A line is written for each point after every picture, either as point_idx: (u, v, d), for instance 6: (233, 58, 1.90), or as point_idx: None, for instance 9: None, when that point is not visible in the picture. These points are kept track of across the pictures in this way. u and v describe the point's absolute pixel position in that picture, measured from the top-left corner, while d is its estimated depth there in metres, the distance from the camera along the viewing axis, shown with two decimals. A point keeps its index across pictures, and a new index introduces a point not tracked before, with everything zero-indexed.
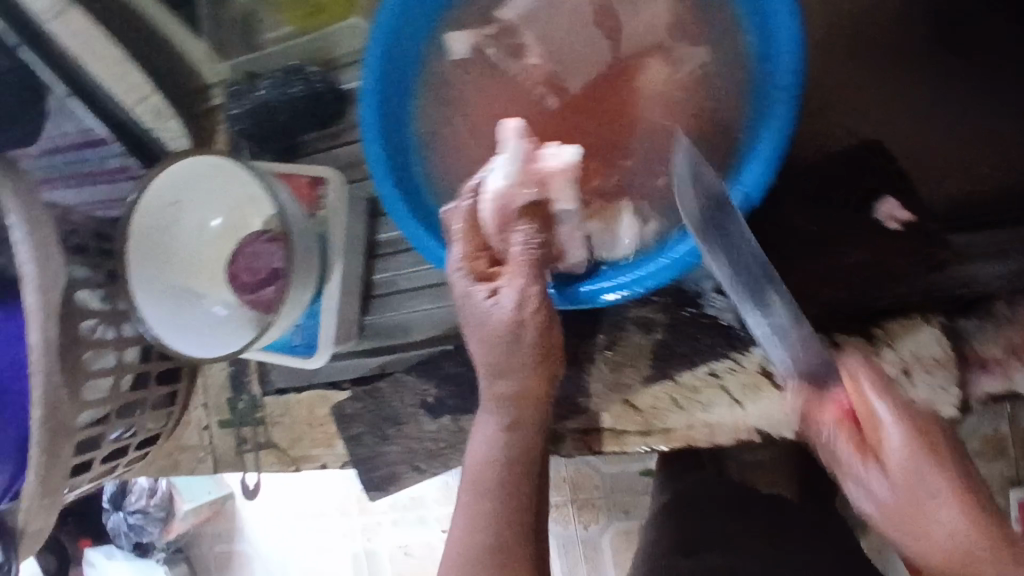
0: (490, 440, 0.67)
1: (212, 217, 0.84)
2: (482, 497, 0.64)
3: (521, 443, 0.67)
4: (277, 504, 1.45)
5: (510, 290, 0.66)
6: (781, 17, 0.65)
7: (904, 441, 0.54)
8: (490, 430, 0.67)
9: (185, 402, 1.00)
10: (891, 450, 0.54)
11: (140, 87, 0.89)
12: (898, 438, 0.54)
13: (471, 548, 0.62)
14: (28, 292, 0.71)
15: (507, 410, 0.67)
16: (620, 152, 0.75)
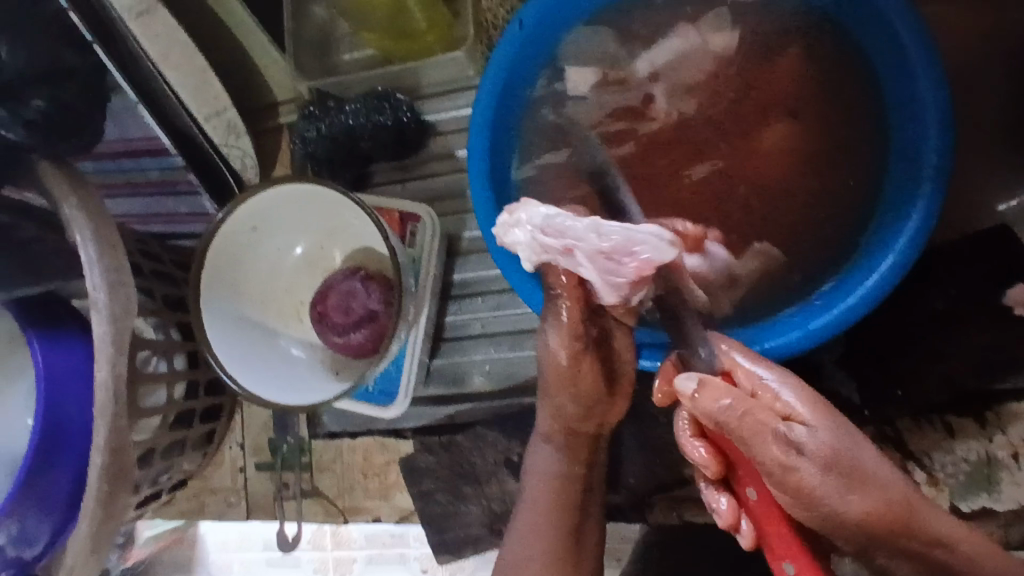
0: (549, 463, 0.68)
1: (293, 245, 0.78)
2: (541, 510, 0.67)
3: (577, 458, 0.69)
4: None
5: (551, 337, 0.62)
6: (929, 93, 0.62)
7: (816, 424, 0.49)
8: (547, 453, 0.69)
9: (221, 441, 0.91)
10: (815, 439, 0.48)
11: (217, 103, 0.85)
12: (820, 426, 0.49)
13: (532, 558, 0.65)
14: (97, 322, 0.62)
15: (564, 445, 0.68)
16: (738, 216, 0.74)
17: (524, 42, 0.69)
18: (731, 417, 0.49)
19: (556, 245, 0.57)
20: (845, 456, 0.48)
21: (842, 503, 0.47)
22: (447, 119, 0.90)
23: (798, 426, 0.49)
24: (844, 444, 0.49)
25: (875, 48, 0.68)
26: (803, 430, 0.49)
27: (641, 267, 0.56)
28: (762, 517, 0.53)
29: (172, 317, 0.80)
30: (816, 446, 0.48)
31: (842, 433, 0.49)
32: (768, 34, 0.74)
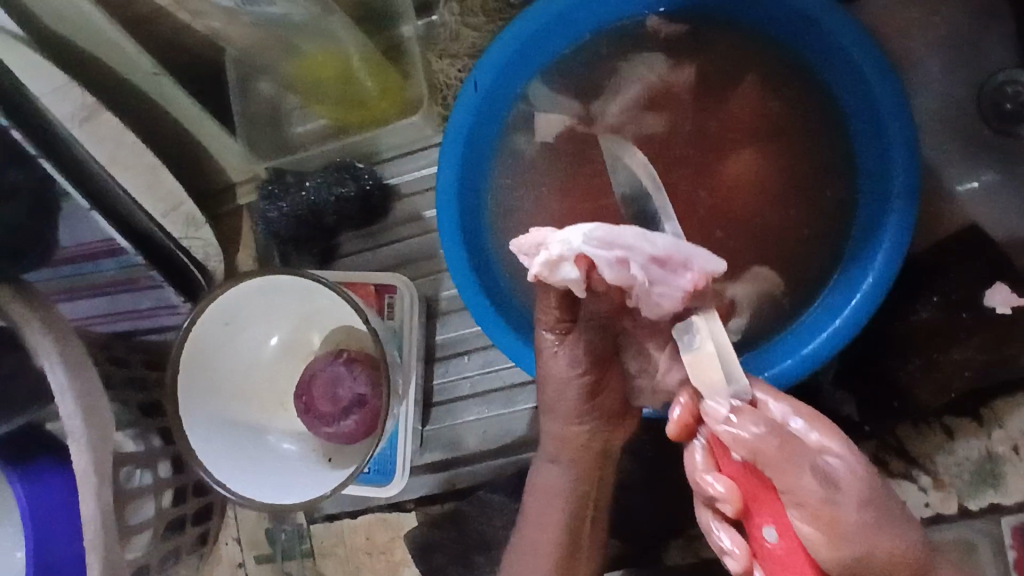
0: (557, 476, 0.66)
1: (269, 336, 0.76)
2: (547, 528, 0.66)
3: (583, 477, 0.66)
4: None
5: (563, 359, 0.62)
6: (887, 114, 0.64)
7: (851, 464, 0.43)
8: (555, 468, 0.66)
9: (215, 541, 0.87)
10: (847, 472, 0.43)
11: (174, 198, 0.82)
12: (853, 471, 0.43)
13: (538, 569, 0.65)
14: (76, 453, 0.59)
15: (569, 461, 0.66)
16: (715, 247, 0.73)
17: (478, 111, 0.73)
18: (764, 451, 0.43)
19: (609, 260, 0.51)
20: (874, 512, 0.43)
21: (872, 542, 0.43)
22: (408, 181, 0.89)
23: (839, 457, 0.44)
24: (877, 492, 0.44)
25: (828, 73, 0.70)
26: (843, 461, 0.44)
27: (699, 278, 0.52)
28: (778, 564, 0.45)
29: (150, 423, 0.78)
30: (847, 482, 0.43)
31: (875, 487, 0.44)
32: (712, 67, 0.75)
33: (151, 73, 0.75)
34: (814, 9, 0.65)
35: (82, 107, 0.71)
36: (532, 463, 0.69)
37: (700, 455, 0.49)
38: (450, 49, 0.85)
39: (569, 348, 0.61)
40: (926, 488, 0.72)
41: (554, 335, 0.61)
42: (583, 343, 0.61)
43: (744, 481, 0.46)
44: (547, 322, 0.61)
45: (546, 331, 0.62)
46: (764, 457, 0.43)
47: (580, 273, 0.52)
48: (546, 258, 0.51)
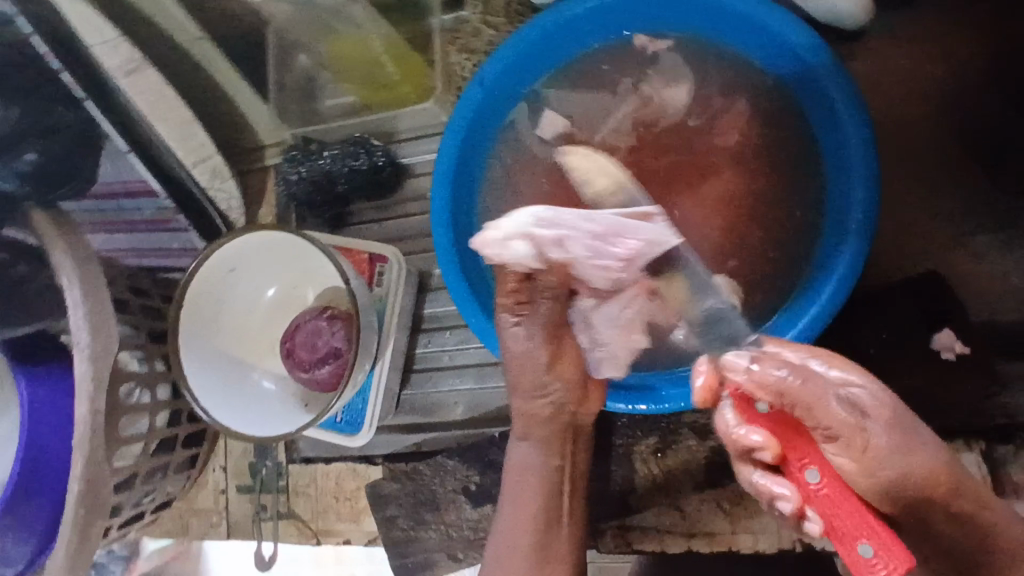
0: (535, 457, 0.73)
1: (266, 287, 0.84)
2: (523, 505, 0.71)
3: (558, 459, 0.73)
4: None
5: (523, 334, 0.70)
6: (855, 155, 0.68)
7: (868, 381, 0.46)
8: (536, 453, 0.73)
9: (203, 464, 0.96)
10: (867, 393, 0.46)
11: (202, 149, 0.92)
12: (875, 391, 0.46)
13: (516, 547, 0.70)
14: (79, 360, 0.69)
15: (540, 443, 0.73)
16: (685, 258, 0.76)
17: (482, 105, 0.79)
18: (785, 383, 0.46)
19: (552, 242, 0.64)
20: (900, 440, 0.46)
21: (903, 465, 0.46)
22: (421, 162, 0.94)
23: (856, 377, 0.46)
24: (899, 412, 0.47)
25: (812, 110, 0.74)
26: (859, 388, 0.46)
27: (634, 247, 0.65)
28: (827, 499, 0.45)
29: (157, 349, 0.86)
30: (873, 406, 0.46)
31: (904, 415, 0.47)
32: (705, 92, 0.80)
33: (195, 38, 0.88)
34: (804, 46, 0.71)
35: (127, 60, 0.81)
36: (510, 443, 0.76)
37: (738, 424, 0.50)
38: (471, 44, 0.90)
39: (528, 322, 0.70)
40: None
41: (513, 312, 0.69)
42: (539, 319, 0.70)
43: (777, 431, 0.48)
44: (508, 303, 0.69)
45: (505, 313, 0.69)
46: (790, 387, 0.46)
47: (528, 251, 0.64)
48: (498, 238, 0.64)
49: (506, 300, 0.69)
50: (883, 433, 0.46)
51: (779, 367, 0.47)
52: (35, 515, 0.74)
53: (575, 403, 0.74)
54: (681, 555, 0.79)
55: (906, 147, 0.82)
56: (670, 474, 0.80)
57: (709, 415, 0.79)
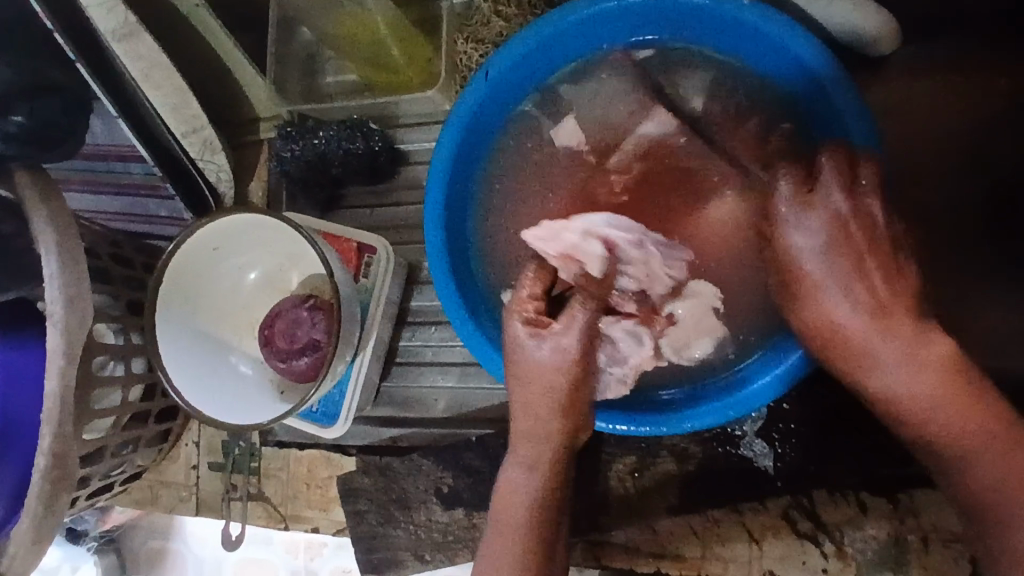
0: (527, 475, 0.68)
1: (249, 269, 0.82)
2: (507, 531, 0.67)
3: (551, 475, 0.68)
4: None
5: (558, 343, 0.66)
6: (868, 186, 0.67)
7: (823, 241, 0.56)
8: (530, 465, 0.68)
9: (177, 438, 0.95)
10: (801, 239, 0.57)
11: (195, 120, 0.89)
12: (828, 250, 0.56)
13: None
14: (50, 332, 0.65)
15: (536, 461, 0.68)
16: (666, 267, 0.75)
17: (485, 99, 0.76)
18: (798, 229, 0.57)
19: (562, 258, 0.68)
20: (816, 254, 0.57)
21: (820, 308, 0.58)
22: (420, 149, 0.92)
23: (796, 221, 0.57)
24: (808, 255, 0.57)
25: (828, 144, 0.72)
26: (799, 226, 0.57)
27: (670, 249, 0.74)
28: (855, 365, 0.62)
29: (133, 322, 0.83)
30: (804, 240, 0.57)
31: (823, 262, 0.57)
32: (717, 109, 0.77)
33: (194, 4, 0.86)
34: (825, 72, 0.69)
35: (123, 23, 0.81)
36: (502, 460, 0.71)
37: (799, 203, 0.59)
38: (478, 35, 0.87)
39: (554, 335, 0.66)
40: (827, 556, 0.75)
41: (524, 325, 0.66)
42: (569, 331, 0.65)
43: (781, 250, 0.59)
44: (522, 313, 0.67)
45: (513, 316, 0.67)
46: (794, 237, 0.57)
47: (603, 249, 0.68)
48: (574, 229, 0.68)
49: (518, 310, 0.67)
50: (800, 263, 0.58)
51: (797, 226, 0.57)
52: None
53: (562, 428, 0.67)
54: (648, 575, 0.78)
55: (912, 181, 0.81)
56: (648, 495, 0.78)
57: (690, 440, 0.79)
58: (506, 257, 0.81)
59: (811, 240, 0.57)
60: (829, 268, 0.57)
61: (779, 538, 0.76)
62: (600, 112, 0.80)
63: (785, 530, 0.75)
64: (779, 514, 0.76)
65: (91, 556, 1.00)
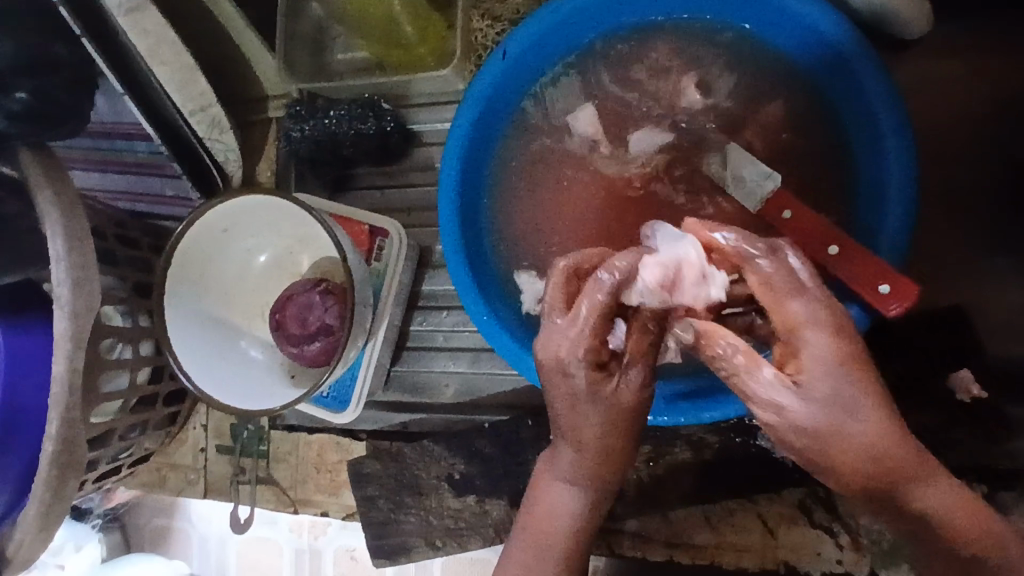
0: (569, 494, 0.60)
1: (259, 252, 0.81)
2: (540, 541, 0.60)
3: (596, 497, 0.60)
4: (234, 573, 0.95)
5: (636, 373, 0.55)
6: (895, 172, 0.65)
7: (840, 379, 0.48)
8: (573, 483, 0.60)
9: (185, 421, 0.95)
10: (820, 362, 0.48)
11: (202, 98, 0.86)
12: (852, 379, 0.48)
13: None
14: (57, 316, 0.64)
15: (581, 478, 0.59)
16: None
17: (502, 78, 0.74)
18: (816, 369, 0.48)
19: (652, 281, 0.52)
20: (839, 407, 0.48)
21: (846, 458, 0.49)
22: (433, 130, 0.90)
23: (814, 347, 0.48)
24: (836, 395, 0.48)
25: (854, 131, 0.70)
26: (817, 348, 0.48)
27: None
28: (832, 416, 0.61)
29: (141, 304, 0.82)
30: (822, 367, 0.48)
31: (835, 409, 0.48)
32: (740, 92, 0.75)
33: None
34: (854, 53, 0.66)
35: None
36: (540, 462, 0.62)
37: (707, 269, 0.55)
38: (494, 12, 0.87)
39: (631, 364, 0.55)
40: (842, 547, 0.74)
41: (590, 373, 0.54)
42: (637, 345, 0.55)
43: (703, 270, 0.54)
44: (592, 353, 0.54)
45: (575, 367, 0.54)
46: (808, 373, 0.48)
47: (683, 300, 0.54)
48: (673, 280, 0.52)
49: (552, 293, 0.56)
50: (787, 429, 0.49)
51: (812, 341, 0.48)
52: (6, 470, 0.71)
53: (621, 450, 0.57)
54: (661, 564, 0.78)
55: (936, 169, 0.79)
56: (663, 486, 0.77)
57: (708, 430, 0.77)
58: (519, 242, 0.80)
59: (820, 386, 0.48)
60: (858, 407, 0.48)
61: (794, 529, 0.75)
62: (619, 94, 0.78)
63: (800, 520, 0.75)
64: (794, 504, 0.76)
65: (96, 534, 0.96)
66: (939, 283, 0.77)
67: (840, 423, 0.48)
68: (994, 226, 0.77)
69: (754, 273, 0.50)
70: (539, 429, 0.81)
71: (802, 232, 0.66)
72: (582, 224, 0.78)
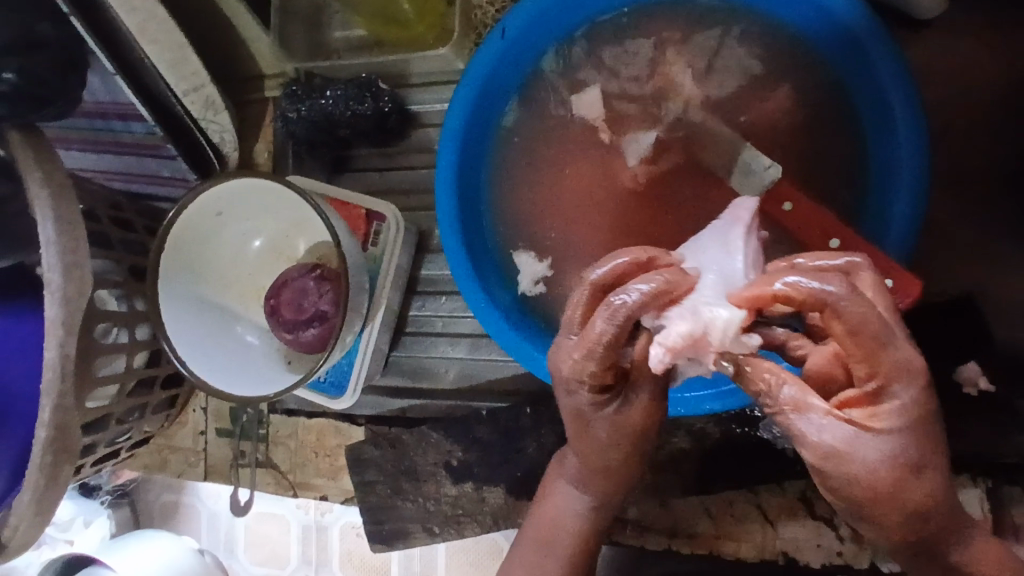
0: (574, 505, 0.63)
1: (253, 236, 0.80)
2: (548, 547, 0.63)
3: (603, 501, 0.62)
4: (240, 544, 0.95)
5: (642, 395, 0.54)
6: (907, 157, 0.63)
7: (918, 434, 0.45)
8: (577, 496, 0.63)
9: (184, 404, 0.94)
10: (901, 414, 0.44)
11: (195, 78, 0.84)
12: (921, 434, 0.45)
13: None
14: (48, 302, 0.60)
15: (587, 488, 0.62)
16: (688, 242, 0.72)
17: (501, 58, 0.72)
18: (891, 420, 0.45)
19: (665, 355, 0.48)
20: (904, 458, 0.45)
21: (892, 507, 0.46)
22: (432, 111, 0.88)
23: (898, 398, 0.44)
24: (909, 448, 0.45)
25: (867, 113, 0.68)
26: (902, 400, 0.44)
27: None
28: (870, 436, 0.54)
29: (136, 287, 0.81)
30: (898, 420, 0.45)
31: (903, 463, 0.45)
32: (749, 73, 0.72)
33: None
34: (866, 32, 0.63)
35: None
36: (551, 468, 0.66)
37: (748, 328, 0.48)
38: None
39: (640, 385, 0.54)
40: (843, 539, 0.73)
41: (592, 394, 0.53)
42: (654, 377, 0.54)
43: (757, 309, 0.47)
44: (596, 383, 0.52)
45: (579, 386, 0.53)
46: (883, 424, 0.45)
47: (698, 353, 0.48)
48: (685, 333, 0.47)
49: (570, 316, 0.52)
50: (840, 468, 0.45)
51: (900, 396, 0.44)
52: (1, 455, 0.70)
53: (629, 466, 0.59)
54: (659, 553, 0.77)
55: (950, 153, 0.76)
56: (662, 476, 0.76)
57: (709, 420, 0.76)
58: (518, 228, 0.78)
59: (892, 439, 0.45)
60: (925, 463, 0.45)
61: (794, 521, 0.74)
62: (623, 74, 0.75)
63: (801, 512, 0.74)
64: (795, 495, 0.75)
65: (104, 509, 0.98)
66: (949, 273, 0.75)
67: (903, 476, 0.45)
68: (1008, 214, 0.74)
69: (838, 316, 0.42)
70: (538, 417, 0.80)
71: (803, 225, 0.66)
72: (583, 209, 0.76)
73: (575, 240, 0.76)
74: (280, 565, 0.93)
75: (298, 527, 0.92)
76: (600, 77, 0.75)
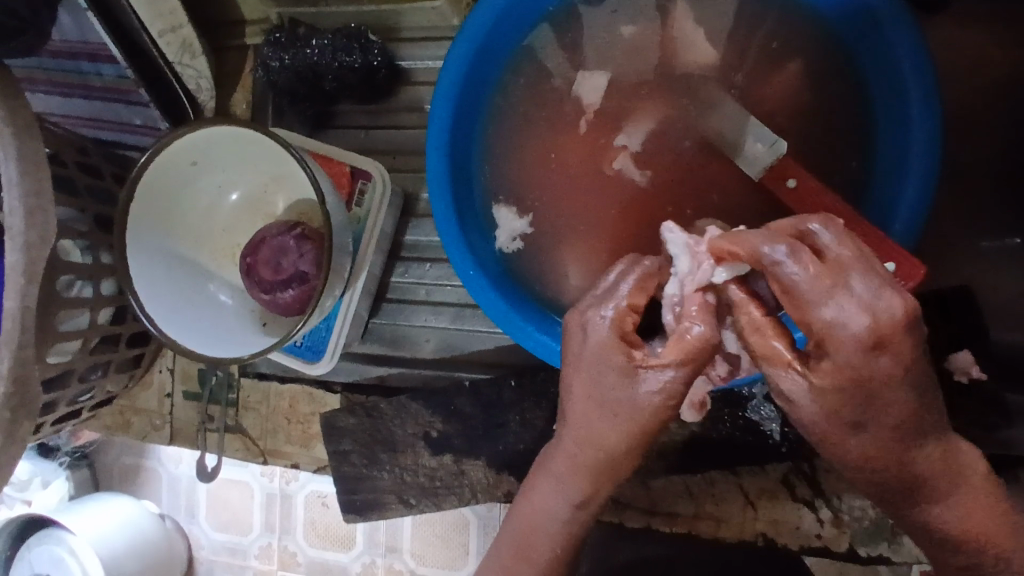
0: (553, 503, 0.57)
1: (230, 190, 0.76)
2: (529, 546, 0.58)
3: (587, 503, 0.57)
4: (203, 509, 0.93)
5: (661, 374, 0.52)
6: (917, 140, 0.61)
7: (896, 355, 0.46)
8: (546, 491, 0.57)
9: (149, 365, 0.90)
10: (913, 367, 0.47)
11: (173, 18, 0.80)
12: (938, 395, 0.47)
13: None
14: (8, 248, 0.55)
15: (566, 480, 0.56)
16: (685, 217, 0.70)
17: (505, 13, 0.68)
18: (858, 346, 0.45)
19: (674, 302, 0.55)
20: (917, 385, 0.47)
21: None
22: (424, 68, 0.84)
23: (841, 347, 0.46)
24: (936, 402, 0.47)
25: (879, 94, 0.66)
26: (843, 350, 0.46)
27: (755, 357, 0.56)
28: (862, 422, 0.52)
29: (103, 239, 0.76)
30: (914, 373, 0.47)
31: (934, 408, 0.47)
32: (758, 45, 0.70)
33: None
34: (883, 6, 0.61)
35: None
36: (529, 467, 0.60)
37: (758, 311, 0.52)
38: None
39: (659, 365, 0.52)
40: (822, 522, 0.73)
41: (615, 340, 0.53)
42: (683, 353, 0.51)
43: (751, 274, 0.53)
44: (620, 321, 0.54)
45: (601, 324, 0.54)
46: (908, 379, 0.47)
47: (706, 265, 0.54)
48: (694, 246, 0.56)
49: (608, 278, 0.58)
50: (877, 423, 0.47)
51: (848, 319, 0.45)
52: None
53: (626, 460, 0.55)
54: (638, 530, 0.77)
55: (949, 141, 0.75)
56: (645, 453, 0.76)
57: None
58: (510, 195, 0.75)
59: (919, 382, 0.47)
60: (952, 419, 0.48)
61: (775, 504, 0.74)
62: (627, 39, 0.72)
63: (782, 495, 0.74)
64: (778, 478, 0.74)
65: (63, 471, 0.94)
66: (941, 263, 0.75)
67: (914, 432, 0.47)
68: (1003, 207, 0.74)
69: (780, 278, 0.47)
70: (522, 390, 0.78)
71: (807, 205, 0.63)
72: (579, 178, 0.73)
73: (567, 211, 0.73)
74: (242, 531, 0.92)
75: (259, 493, 0.91)
76: (606, 43, 0.72)
